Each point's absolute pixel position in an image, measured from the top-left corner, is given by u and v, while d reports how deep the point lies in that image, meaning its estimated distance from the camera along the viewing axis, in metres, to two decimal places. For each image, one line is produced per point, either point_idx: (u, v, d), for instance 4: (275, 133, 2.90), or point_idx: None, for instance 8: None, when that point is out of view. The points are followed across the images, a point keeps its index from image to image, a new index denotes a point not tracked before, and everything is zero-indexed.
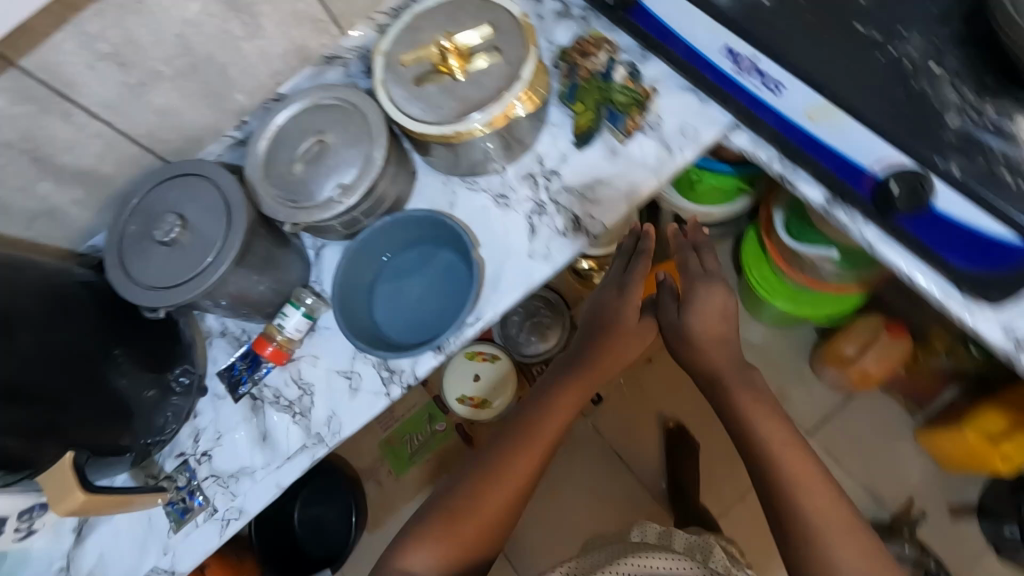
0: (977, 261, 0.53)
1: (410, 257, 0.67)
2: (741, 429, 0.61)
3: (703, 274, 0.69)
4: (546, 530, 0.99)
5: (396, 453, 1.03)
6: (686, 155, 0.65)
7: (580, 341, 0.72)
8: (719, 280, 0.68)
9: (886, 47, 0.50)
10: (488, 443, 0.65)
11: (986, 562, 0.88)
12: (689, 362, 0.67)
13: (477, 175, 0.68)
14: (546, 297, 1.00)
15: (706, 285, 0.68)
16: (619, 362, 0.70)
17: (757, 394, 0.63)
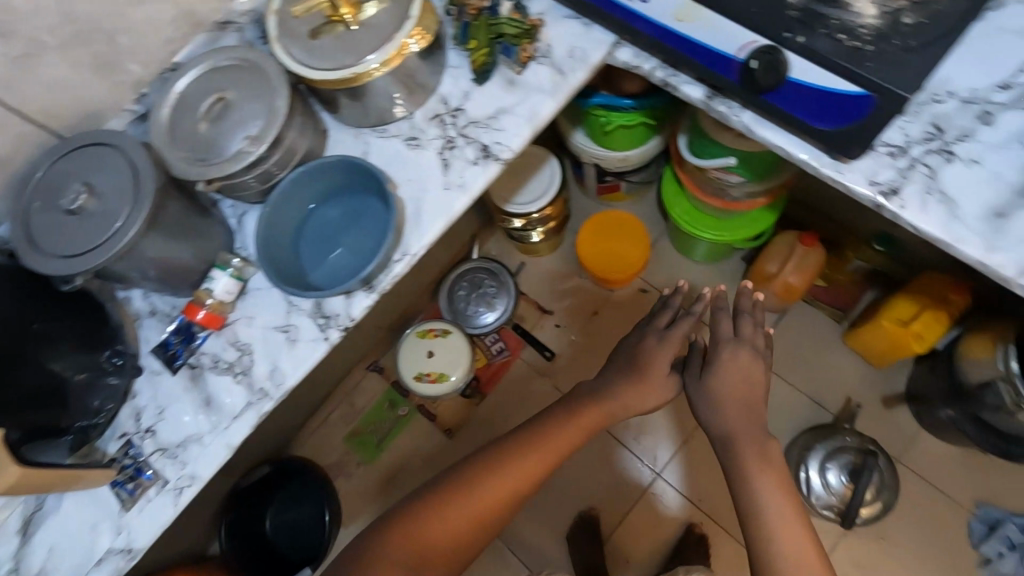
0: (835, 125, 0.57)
1: (334, 207, 0.71)
2: (747, 485, 0.78)
3: (731, 337, 0.88)
4: (541, 527, 1.20)
5: (364, 445, 1.44)
6: (578, 75, 0.69)
7: (616, 373, 0.92)
8: (743, 345, 0.86)
9: None
10: (505, 454, 0.83)
11: (917, 436, 1.22)
12: (709, 415, 0.84)
13: (387, 124, 0.71)
14: (488, 268, 1.45)
15: (731, 347, 0.86)
16: (644, 398, 0.90)
17: (766, 458, 0.79)
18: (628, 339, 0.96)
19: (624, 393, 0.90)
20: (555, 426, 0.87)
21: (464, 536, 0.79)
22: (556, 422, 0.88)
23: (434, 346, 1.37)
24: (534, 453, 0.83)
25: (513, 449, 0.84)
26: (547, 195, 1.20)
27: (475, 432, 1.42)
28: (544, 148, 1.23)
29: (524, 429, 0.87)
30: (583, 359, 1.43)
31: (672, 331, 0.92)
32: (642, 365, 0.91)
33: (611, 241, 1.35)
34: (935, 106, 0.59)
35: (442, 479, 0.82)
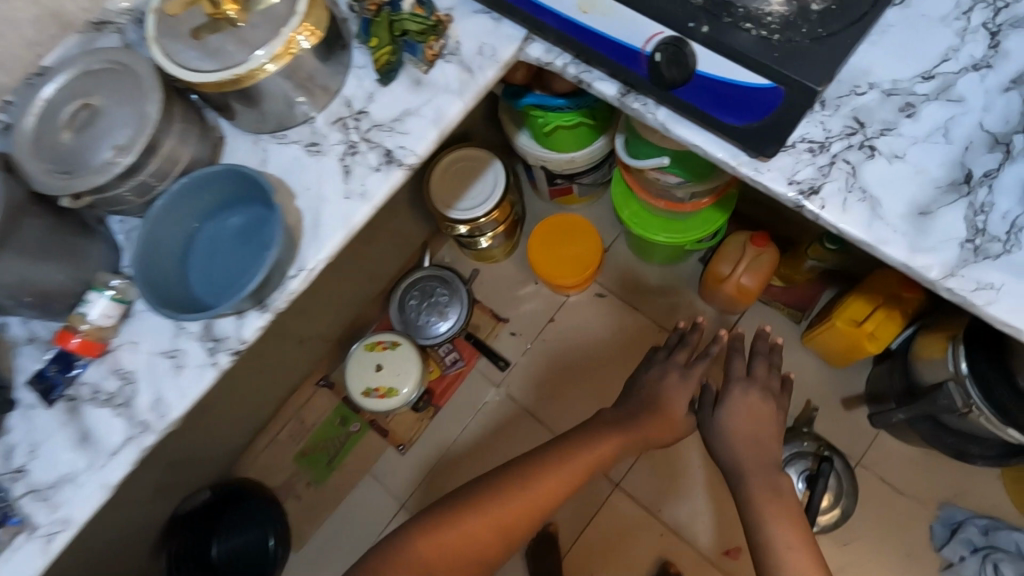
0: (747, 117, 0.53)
1: (231, 220, 0.65)
2: (756, 514, 0.86)
3: (745, 378, 1.00)
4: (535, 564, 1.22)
5: (314, 463, 1.38)
6: (486, 73, 0.64)
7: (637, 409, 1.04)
8: (755, 386, 0.98)
9: None
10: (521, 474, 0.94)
11: (878, 439, 1.19)
12: (722, 450, 0.94)
13: (287, 129, 0.66)
14: (441, 277, 1.41)
15: (743, 390, 0.98)
16: (664, 430, 1.03)
17: (776, 495, 0.87)
18: (651, 374, 1.11)
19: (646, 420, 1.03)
20: (586, 445, 0.98)
21: (499, 537, 0.88)
22: (589, 441, 0.99)
23: (384, 360, 1.32)
24: (567, 468, 0.94)
25: (549, 460, 0.95)
26: (491, 200, 1.15)
27: (427, 445, 1.37)
28: (488, 151, 1.19)
29: (561, 444, 0.98)
30: (577, 398, 1.36)
31: (692, 369, 1.08)
32: (662, 397, 1.05)
33: (563, 247, 1.31)
34: (857, 98, 0.56)
35: (479, 487, 0.92)
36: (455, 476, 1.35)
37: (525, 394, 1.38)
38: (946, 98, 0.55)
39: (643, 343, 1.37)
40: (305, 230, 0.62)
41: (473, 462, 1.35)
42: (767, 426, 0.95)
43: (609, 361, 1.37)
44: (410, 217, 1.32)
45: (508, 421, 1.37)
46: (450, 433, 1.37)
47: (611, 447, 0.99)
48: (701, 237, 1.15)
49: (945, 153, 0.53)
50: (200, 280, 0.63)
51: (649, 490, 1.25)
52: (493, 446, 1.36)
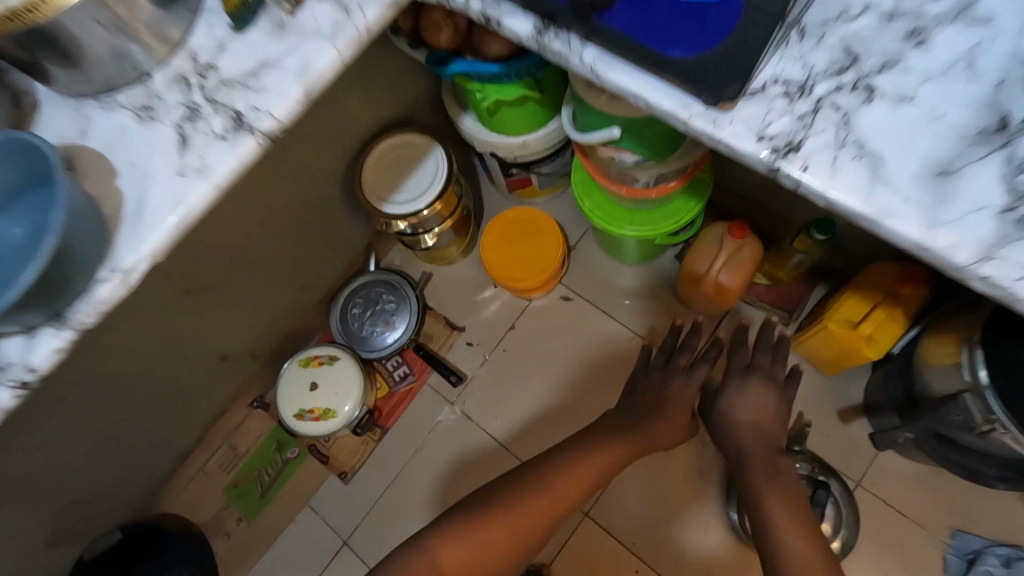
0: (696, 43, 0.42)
1: (21, 212, 0.49)
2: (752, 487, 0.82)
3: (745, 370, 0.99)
4: None
5: (245, 495, 1.22)
6: (367, 14, 0.49)
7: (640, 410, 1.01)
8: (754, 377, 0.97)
9: None
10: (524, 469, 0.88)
11: (879, 457, 1.05)
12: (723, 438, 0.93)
13: (116, 91, 0.51)
14: (388, 281, 1.26)
15: (744, 382, 0.96)
16: (669, 434, 1.00)
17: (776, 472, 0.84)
18: (652, 378, 1.06)
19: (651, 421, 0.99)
20: (595, 445, 0.92)
21: (505, 548, 0.79)
22: (598, 440, 0.93)
23: (320, 377, 1.16)
24: (576, 470, 0.88)
25: (558, 462, 0.88)
26: (433, 191, 1.01)
27: (373, 472, 1.21)
28: (429, 137, 1.04)
29: (570, 443, 0.92)
30: (549, 422, 1.20)
31: (695, 372, 1.03)
32: (665, 399, 1.01)
33: (521, 245, 1.16)
34: (846, 24, 0.41)
35: (482, 494, 0.84)
36: (407, 511, 1.19)
37: (483, 413, 1.22)
38: (970, 20, 0.40)
39: (615, 352, 1.22)
40: (126, 214, 0.47)
41: (428, 493, 1.19)
42: (772, 429, 0.91)
43: (590, 384, 1.21)
44: (348, 215, 1.17)
45: (466, 444, 1.21)
46: (399, 458, 1.21)
47: (623, 448, 0.94)
48: (673, 230, 1.01)
49: (970, 92, 0.39)
50: None
51: (626, 521, 1.13)
52: (451, 477, 1.20)
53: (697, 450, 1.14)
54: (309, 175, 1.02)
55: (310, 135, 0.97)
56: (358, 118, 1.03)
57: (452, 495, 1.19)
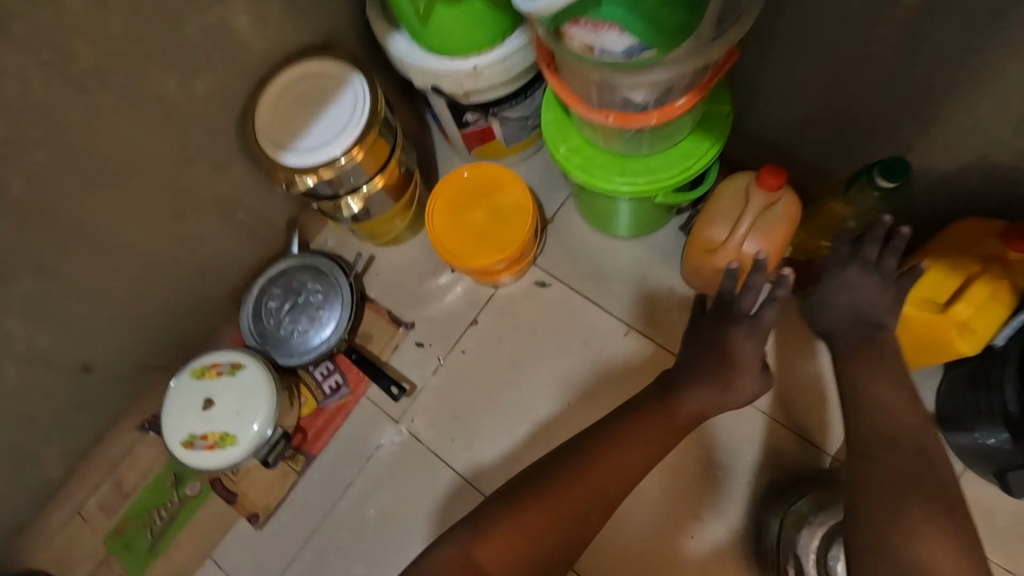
0: None
1: None
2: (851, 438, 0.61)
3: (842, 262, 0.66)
4: None
5: (130, 546, 0.94)
6: None
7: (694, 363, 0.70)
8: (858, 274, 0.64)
9: None
10: (554, 460, 0.67)
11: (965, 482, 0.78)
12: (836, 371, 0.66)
13: None
14: (315, 266, 0.99)
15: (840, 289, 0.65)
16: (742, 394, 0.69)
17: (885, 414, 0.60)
18: (708, 332, 0.69)
19: (699, 388, 0.69)
20: (628, 427, 0.68)
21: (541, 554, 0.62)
22: (631, 418, 0.69)
23: (218, 391, 0.88)
24: (607, 462, 0.66)
25: (589, 451, 0.67)
26: (351, 133, 0.74)
27: (294, 514, 0.94)
28: (347, 64, 0.77)
29: (596, 426, 0.70)
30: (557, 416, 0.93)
31: (761, 320, 0.66)
32: (722, 360, 0.68)
33: (480, 213, 0.89)
34: None
35: (505, 492, 0.66)
36: (334, 567, 0.91)
37: (438, 433, 0.95)
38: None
39: (607, 352, 0.94)
40: None
41: (360, 541, 0.92)
42: (870, 373, 0.63)
43: (575, 393, 0.93)
44: (254, 181, 0.90)
45: (414, 474, 0.93)
46: (327, 495, 0.94)
47: (663, 426, 0.69)
48: (678, 182, 0.74)
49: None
50: None
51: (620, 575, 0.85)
52: (393, 519, 0.92)
53: (717, 482, 0.86)
54: (184, 116, 0.76)
55: (179, 54, 0.71)
56: (252, 37, 0.77)
57: (388, 547, 0.91)
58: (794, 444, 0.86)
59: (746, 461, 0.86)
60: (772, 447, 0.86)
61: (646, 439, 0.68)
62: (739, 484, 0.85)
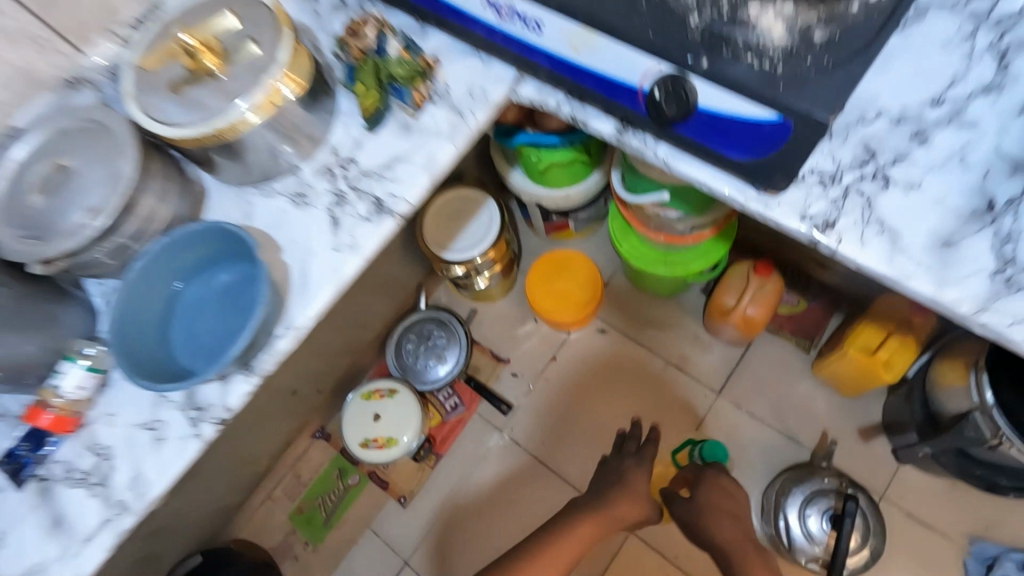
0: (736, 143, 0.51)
1: (241, 293, 0.60)
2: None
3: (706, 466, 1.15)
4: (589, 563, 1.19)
5: (308, 520, 1.32)
6: (478, 115, 0.62)
7: (614, 473, 1.11)
8: (719, 470, 1.13)
9: None
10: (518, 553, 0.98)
11: (900, 468, 1.16)
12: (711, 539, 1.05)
13: (272, 180, 0.64)
14: (438, 317, 1.36)
15: (710, 471, 1.13)
16: (631, 506, 1.06)
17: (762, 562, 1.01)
18: (625, 462, 1.13)
19: (617, 491, 1.07)
20: (572, 520, 1.02)
21: None
22: (575, 515, 1.03)
23: (381, 409, 1.26)
24: (563, 545, 0.98)
25: (545, 541, 0.99)
26: (488, 238, 1.14)
27: (429, 498, 1.31)
28: (480, 190, 1.17)
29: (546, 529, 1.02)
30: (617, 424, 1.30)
31: (644, 453, 1.14)
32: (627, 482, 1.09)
33: (558, 281, 1.29)
34: (865, 126, 0.53)
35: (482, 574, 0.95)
36: (465, 536, 1.29)
37: (530, 438, 1.32)
38: (993, 28, 0.54)
39: (649, 381, 1.31)
40: (266, 220, 0.62)
41: (481, 516, 1.30)
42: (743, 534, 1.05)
43: (627, 408, 1.30)
44: (404, 258, 1.29)
45: (516, 466, 1.31)
46: (452, 484, 1.32)
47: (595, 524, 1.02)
48: (702, 270, 1.13)
49: (977, 135, 0.51)
50: (187, 350, 0.58)
51: (670, 540, 1.18)
52: (504, 503, 1.30)
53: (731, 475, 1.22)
54: None
55: None
56: None
57: (499, 525, 1.29)
58: (786, 446, 1.21)
59: (750, 458, 1.22)
60: (771, 451, 1.21)
61: (584, 532, 1.00)
62: (745, 476, 1.21)
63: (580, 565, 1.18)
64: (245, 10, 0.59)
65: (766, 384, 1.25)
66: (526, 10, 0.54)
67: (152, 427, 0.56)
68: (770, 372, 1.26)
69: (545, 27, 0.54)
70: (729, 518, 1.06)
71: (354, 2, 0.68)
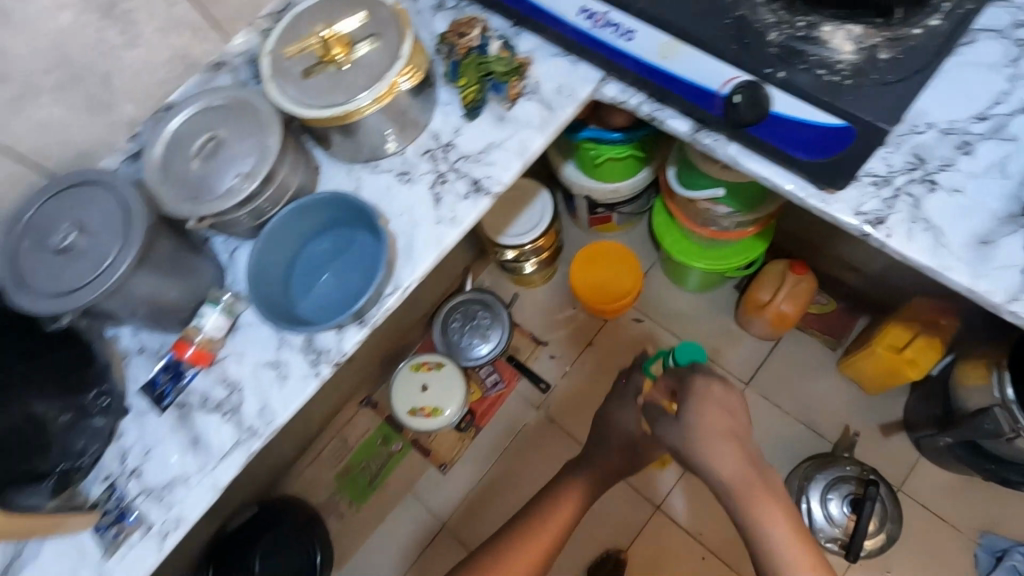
0: (803, 145, 0.58)
1: (356, 252, 0.71)
2: (747, 512, 0.78)
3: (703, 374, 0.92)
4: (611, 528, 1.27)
5: (353, 482, 1.42)
6: (566, 110, 0.70)
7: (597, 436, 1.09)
8: (717, 376, 0.92)
9: (735, 9, 0.58)
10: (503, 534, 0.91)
11: (918, 464, 1.22)
12: (710, 469, 0.82)
13: (378, 159, 0.72)
14: (483, 298, 1.44)
15: (706, 377, 0.91)
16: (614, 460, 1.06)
17: (770, 494, 0.79)
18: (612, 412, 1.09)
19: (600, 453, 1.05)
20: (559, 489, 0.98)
21: None
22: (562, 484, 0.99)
23: (428, 380, 1.35)
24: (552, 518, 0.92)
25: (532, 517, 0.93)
26: (540, 227, 1.22)
27: (467, 466, 1.40)
28: (535, 180, 1.25)
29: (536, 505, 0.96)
30: None
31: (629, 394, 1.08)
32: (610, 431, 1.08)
33: (600, 270, 1.37)
34: (916, 137, 0.60)
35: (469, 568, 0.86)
36: (496, 501, 1.38)
37: (565, 415, 1.41)
38: None
39: None
40: (372, 193, 0.71)
41: (507, 480, 1.39)
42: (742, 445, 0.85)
43: None
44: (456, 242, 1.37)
45: (550, 440, 1.40)
46: (490, 454, 1.40)
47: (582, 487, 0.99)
48: (740, 266, 1.20)
49: (1017, 149, 0.58)
50: (309, 306, 0.71)
51: (694, 517, 1.26)
52: (536, 472, 1.39)
53: None
54: None
55: None
56: None
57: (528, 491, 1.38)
58: (809, 437, 1.28)
59: (774, 446, 1.28)
60: (795, 441, 1.28)
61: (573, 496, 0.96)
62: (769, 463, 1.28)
63: (600, 527, 1.27)
64: (370, 9, 0.67)
65: (793, 378, 1.32)
66: (620, 19, 0.62)
67: (275, 366, 0.65)
68: (797, 367, 1.33)
69: (637, 35, 0.62)
70: (726, 436, 0.84)
71: (454, 4, 0.76)
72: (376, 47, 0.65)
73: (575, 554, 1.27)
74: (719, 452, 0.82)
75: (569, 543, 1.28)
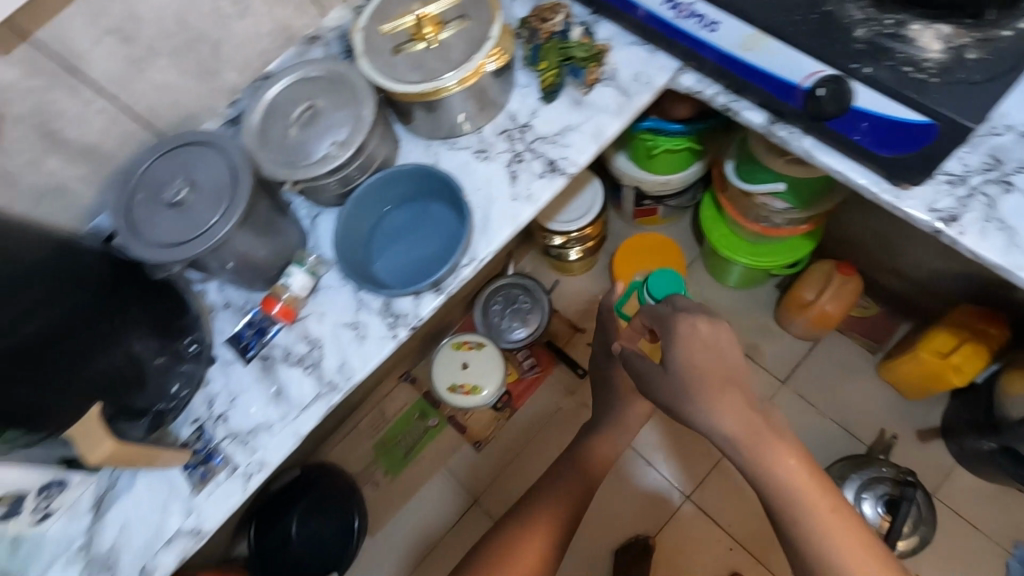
0: (882, 140, 0.60)
1: (434, 219, 0.76)
2: (744, 458, 0.64)
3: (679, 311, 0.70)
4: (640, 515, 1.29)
5: (389, 453, 1.46)
6: (643, 97, 0.72)
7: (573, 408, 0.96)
8: (697, 312, 0.68)
9: (824, 6, 0.60)
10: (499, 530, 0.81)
11: (954, 471, 1.22)
12: (709, 428, 0.64)
13: (457, 136, 0.75)
14: (525, 283, 1.47)
15: (686, 319, 0.67)
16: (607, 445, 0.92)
17: (774, 435, 0.63)
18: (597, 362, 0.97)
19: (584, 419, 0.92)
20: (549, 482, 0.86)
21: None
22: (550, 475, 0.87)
23: (469, 359, 1.39)
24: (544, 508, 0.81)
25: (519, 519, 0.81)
26: (589, 215, 1.24)
27: (500, 445, 1.44)
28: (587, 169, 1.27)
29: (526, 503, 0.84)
30: None
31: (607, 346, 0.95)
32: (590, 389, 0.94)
33: (644, 261, 1.38)
34: (994, 138, 0.61)
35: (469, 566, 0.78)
36: (526, 479, 1.42)
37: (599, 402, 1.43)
38: None
39: None
40: (450, 167, 0.74)
41: (538, 461, 1.42)
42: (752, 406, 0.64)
43: None
44: None
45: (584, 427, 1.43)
46: (523, 436, 1.44)
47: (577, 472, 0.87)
48: (786, 264, 1.20)
49: None
50: (388, 270, 0.75)
51: (723, 508, 1.27)
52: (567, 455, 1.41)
53: None
54: None
55: None
56: None
57: None
58: (844, 438, 1.29)
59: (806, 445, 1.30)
60: (829, 442, 1.29)
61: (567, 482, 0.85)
62: None
63: (630, 511, 1.30)
64: None
65: (830, 379, 1.33)
66: (705, 11, 0.64)
67: (355, 327, 0.68)
68: (835, 369, 1.33)
69: (721, 26, 0.63)
70: (724, 391, 0.63)
71: None
72: (465, 28, 0.68)
73: (603, 536, 1.30)
74: (713, 414, 0.64)
75: (599, 526, 1.31)
